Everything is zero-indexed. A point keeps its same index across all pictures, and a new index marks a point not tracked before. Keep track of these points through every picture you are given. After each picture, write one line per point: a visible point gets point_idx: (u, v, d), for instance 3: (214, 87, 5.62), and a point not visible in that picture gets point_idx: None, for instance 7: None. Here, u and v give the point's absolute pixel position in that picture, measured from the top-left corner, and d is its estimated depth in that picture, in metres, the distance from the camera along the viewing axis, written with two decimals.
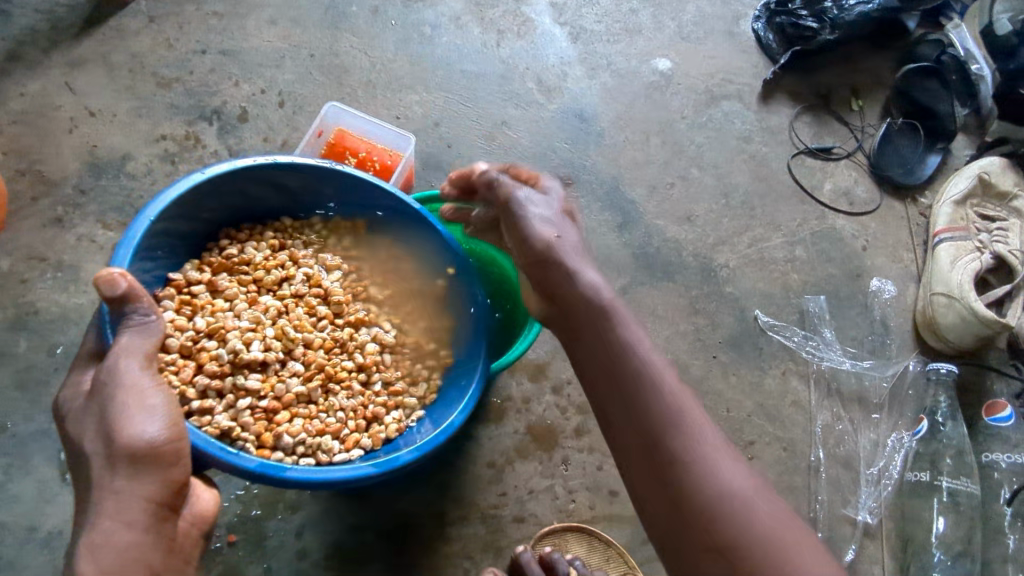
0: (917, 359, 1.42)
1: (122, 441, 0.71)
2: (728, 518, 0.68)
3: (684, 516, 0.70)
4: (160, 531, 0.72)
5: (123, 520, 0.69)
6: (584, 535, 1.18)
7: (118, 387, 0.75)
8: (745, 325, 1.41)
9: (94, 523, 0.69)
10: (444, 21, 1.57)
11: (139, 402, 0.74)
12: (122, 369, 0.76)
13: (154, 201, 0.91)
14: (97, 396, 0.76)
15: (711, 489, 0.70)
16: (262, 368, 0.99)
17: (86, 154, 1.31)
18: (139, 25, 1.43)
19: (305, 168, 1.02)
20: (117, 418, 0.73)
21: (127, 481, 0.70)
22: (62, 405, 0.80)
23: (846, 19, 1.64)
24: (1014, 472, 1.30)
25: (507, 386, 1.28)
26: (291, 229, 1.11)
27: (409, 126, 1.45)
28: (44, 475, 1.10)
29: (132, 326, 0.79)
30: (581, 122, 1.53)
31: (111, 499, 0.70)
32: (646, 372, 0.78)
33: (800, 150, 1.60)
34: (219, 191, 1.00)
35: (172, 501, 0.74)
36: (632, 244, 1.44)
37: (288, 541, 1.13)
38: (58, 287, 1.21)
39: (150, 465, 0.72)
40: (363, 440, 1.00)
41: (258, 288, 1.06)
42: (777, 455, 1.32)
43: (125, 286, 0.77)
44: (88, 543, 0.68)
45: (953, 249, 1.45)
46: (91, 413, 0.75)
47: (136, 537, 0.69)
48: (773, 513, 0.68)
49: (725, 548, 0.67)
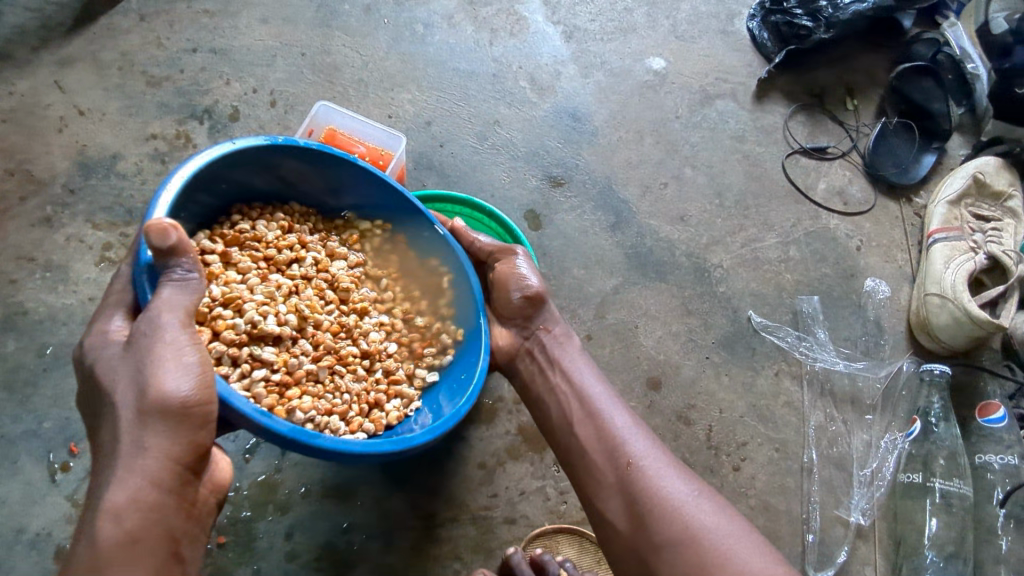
0: (911, 359, 1.42)
1: (153, 397, 0.66)
2: (680, 516, 0.83)
3: (643, 517, 0.86)
4: (182, 493, 0.69)
5: (150, 477, 0.65)
6: (574, 535, 1.18)
7: (156, 341, 0.69)
8: (737, 326, 1.40)
9: (118, 478, 0.65)
10: (437, 20, 1.57)
11: (175, 359, 0.69)
12: (162, 322, 0.70)
13: (185, 163, 0.84)
14: (131, 347, 0.70)
15: (665, 495, 0.86)
16: (275, 342, 0.94)
17: (76, 153, 1.30)
18: (129, 23, 1.42)
19: (330, 159, 1.00)
20: (151, 373, 0.68)
21: (158, 437, 0.66)
22: (86, 350, 0.74)
23: (841, 17, 1.62)
24: (1008, 474, 1.29)
25: (498, 386, 1.27)
26: (296, 216, 1.06)
27: (400, 125, 1.44)
28: (31, 476, 1.09)
29: (175, 280, 0.72)
30: (574, 122, 1.53)
31: (138, 455, 0.65)
32: (599, 402, 0.99)
33: (794, 149, 1.59)
34: (238, 167, 0.94)
35: (194, 465, 0.70)
36: (625, 244, 1.43)
37: (277, 543, 1.12)
38: (47, 287, 1.21)
39: (179, 425, 0.67)
40: (366, 424, 0.97)
41: (268, 266, 0.99)
42: (769, 456, 1.32)
43: (176, 239, 0.70)
44: (109, 498, 0.64)
45: (947, 249, 1.44)
46: (121, 363, 0.70)
47: (160, 497, 0.66)
48: (715, 507, 0.85)
49: (676, 537, 0.82)
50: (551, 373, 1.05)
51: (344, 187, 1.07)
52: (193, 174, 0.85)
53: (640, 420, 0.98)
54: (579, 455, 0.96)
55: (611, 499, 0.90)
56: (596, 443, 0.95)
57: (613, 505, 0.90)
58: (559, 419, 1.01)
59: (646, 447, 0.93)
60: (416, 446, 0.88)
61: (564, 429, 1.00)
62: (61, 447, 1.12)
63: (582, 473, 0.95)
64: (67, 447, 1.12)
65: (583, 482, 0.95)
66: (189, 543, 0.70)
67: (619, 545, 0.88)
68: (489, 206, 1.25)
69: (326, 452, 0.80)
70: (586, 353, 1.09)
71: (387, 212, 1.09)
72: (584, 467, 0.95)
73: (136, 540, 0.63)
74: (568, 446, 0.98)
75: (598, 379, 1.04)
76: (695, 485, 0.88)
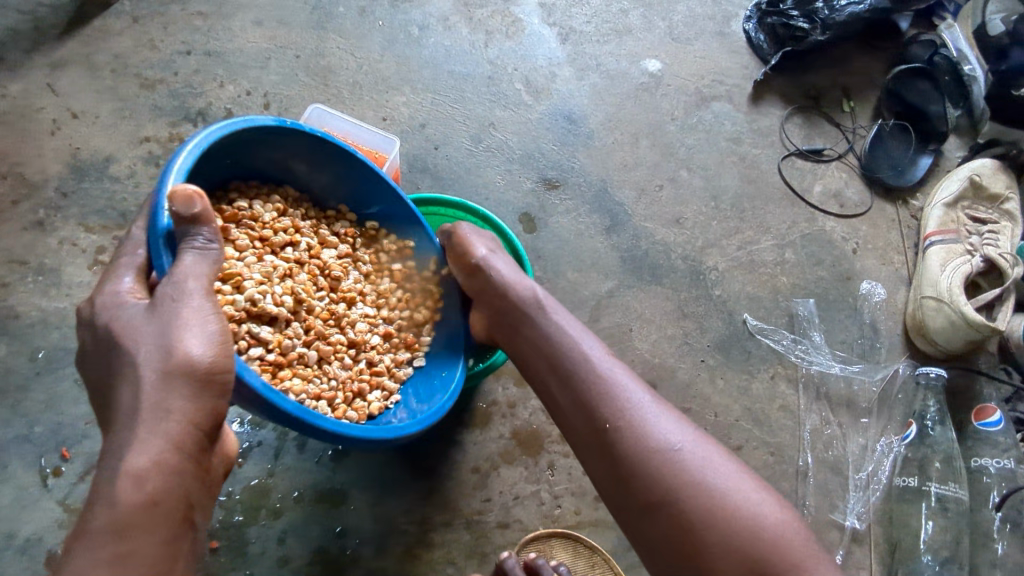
0: (906, 362, 1.41)
1: (180, 361, 0.66)
2: (666, 476, 0.80)
3: (628, 479, 0.82)
4: (199, 460, 0.68)
5: (172, 441, 0.64)
6: (568, 541, 1.16)
7: (182, 305, 0.69)
8: (733, 329, 1.40)
9: (137, 440, 0.63)
10: (432, 22, 1.56)
11: (199, 324, 0.68)
12: (187, 286, 0.70)
13: (198, 132, 0.83)
14: (153, 308, 0.69)
15: (648, 454, 0.82)
16: (271, 322, 0.94)
17: (68, 156, 1.29)
18: (123, 25, 1.42)
19: (337, 149, 1.00)
20: (176, 338, 0.67)
21: (182, 401, 0.66)
22: (96, 310, 0.72)
23: (837, 19, 1.62)
24: (1003, 477, 1.28)
25: (493, 390, 1.27)
26: (290, 200, 1.05)
27: (395, 127, 1.44)
28: (23, 481, 1.09)
29: (197, 247, 0.73)
30: (569, 124, 1.52)
31: (161, 419, 0.64)
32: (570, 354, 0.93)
33: (790, 151, 1.59)
34: (239, 145, 0.93)
35: (211, 432, 0.69)
36: (619, 247, 1.43)
37: (270, 548, 1.12)
38: (40, 290, 1.20)
39: (201, 390, 0.67)
40: (349, 413, 0.97)
41: (264, 247, 0.98)
42: (765, 460, 1.31)
43: (201, 207, 0.72)
44: (130, 460, 0.63)
45: (943, 252, 1.44)
46: (140, 323, 0.69)
47: (180, 462, 0.65)
48: (698, 458, 0.81)
49: (663, 497, 0.79)
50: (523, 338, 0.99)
51: (339, 179, 1.07)
52: (206, 144, 0.83)
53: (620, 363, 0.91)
54: (562, 417, 0.92)
55: (595, 459, 0.87)
56: (574, 402, 0.89)
57: (597, 465, 0.87)
58: (538, 380, 0.96)
59: (627, 398, 0.87)
60: (406, 435, 0.90)
61: (544, 390, 0.95)
62: (53, 451, 1.11)
63: (567, 433, 0.92)
64: (59, 452, 1.11)
65: (568, 440, 0.92)
66: (200, 510, 0.69)
67: (612, 503, 0.86)
68: (484, 211, 1.24)
69: (325, 434, 0.81)
70: (557, 304, 1.00)
71: (380, 212, 1.10)
72: (569, 430, 0.91)
73: (156, 503, 0.63)
74: (551, 408, 0.94)
75: (573, 329, 0.96)
76: (682, 434, 0.83)
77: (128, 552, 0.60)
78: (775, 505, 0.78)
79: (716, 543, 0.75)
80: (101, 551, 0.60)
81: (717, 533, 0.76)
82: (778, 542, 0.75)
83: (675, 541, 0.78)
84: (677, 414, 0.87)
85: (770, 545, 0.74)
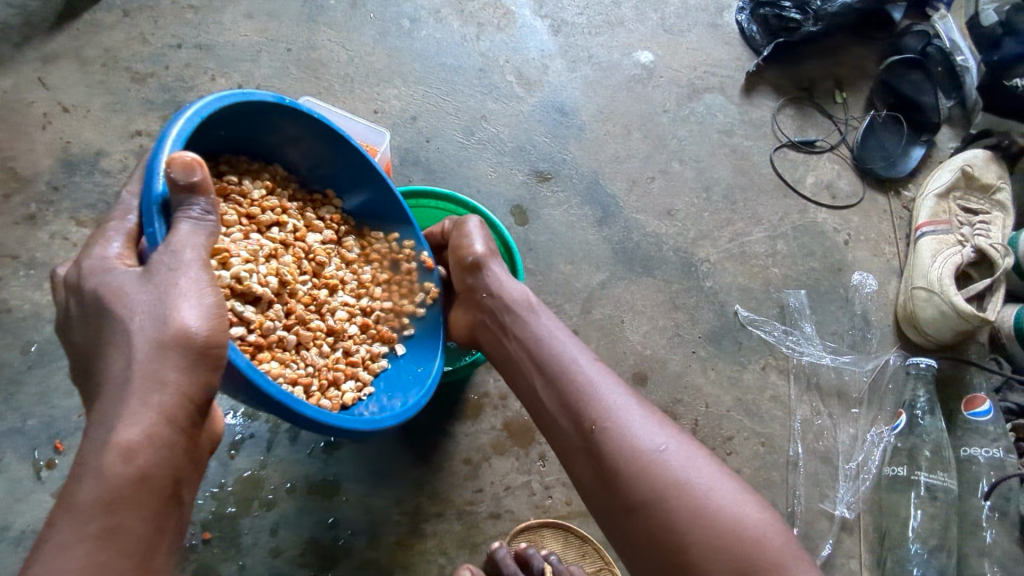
0: (897, 353, 1.42)
1: (176, 331, 0.66)
2: (651, 476, 0.80)
3: (613, 479, 0.83)
4: (190, 435, 0.68)
5: (165, 416, 0.65)
6: (560, 530, 1.18)
7: (178, 274, 0.69)
8: (724, 320, 1.41)
9: (128, 411, 0.63)
10: (423, 14, 1.56)
11: (197, 294, 0.69)
12: (184, 253, 0.71)
13: (196, 101, 0.83)
14: (147, 275, 0.69)
15: (634, 453, 0.82)
16: (254, 302, 0.94)
17: (60, 150, 1.30)
18: (113, 19, 1.42)
19: (330, 133, 1.01)
20: (171, 308, 0.67)
21: (178, 373, 0.65)
22: (83, 274, 0.72)
23: (829, 10, 1.62)
24: (992, 466, 1.29)
25: (484, 382, 1.28)
26: (278, 179, 1.05)
27: (387, 120, 1.44)
28: (16, 473, 1.10)
29: (193, 217, 0.74)
30: (561, 116, 1.52)
31: (154, 390, 0.64)
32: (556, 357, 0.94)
33: (782, 143, 1.59)
34: (236, 117, 0.93)
35: (202, 407, 0.69)
36: (611, 239, 1.43)
37: (263, 538, 1.12)
38: (33, 284, 1.21)
39: (197, 361, 0.67)
40: (323, 401, 0.98)
41: (251, 225, 0.98)
42: (756, 450, 1.32)
43: (200, 176, 0.74)
44: (119, 433, 0.63)
45: (934, 242, 1.45)
46: (132, 288, 0.68)
47: (171, 436, 0.65)
48: (681, 458, 0.82)
49: (647, 497, 0.80)
50: (510, 340, 1.00)
51: (326, 162, 1.07)
52: (204, 113, 0.84)
53: (606, 367, 0.93)
54: (547, 418, 0.92)
55: (580, 460, 0.87)
56: (560, 403, 0.90)
57: (581, 466, 0.87)
58: (523, 382, 0.97)
59: (612, 399, 0.88)
60: (382, 429, 0.92)
61: (529, 392, 0.96)
62: (46, 444, 1.12)
63: (551, 435, 0.92)
64: (52, 444, 1.12)
65: (552, 442, 0.92)
66: (186, 486, 0.69)
67: (595, 503, 0.86)
68: (472, 202, 1.24)
69: (307, 421, 0.82)
70: (545, 308, 1.02)
71: (366, 204, 1.12)
72: (553, 432, 0.91)
73: (146, 478, 0.63)
74: (535, 410, 0.95)
75: (560, 334, 0.98)
76: (666, 436, 0.84)
77: (115, 527, 0.61)
78: (758, 506, 0.79)
79: (698, 543, 0.76)
80: (88, 524, 0.59)
81: (700, 531, 0.76)
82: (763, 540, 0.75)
83: (658, 540, 0.78)
84: (660, 416, 0.88)
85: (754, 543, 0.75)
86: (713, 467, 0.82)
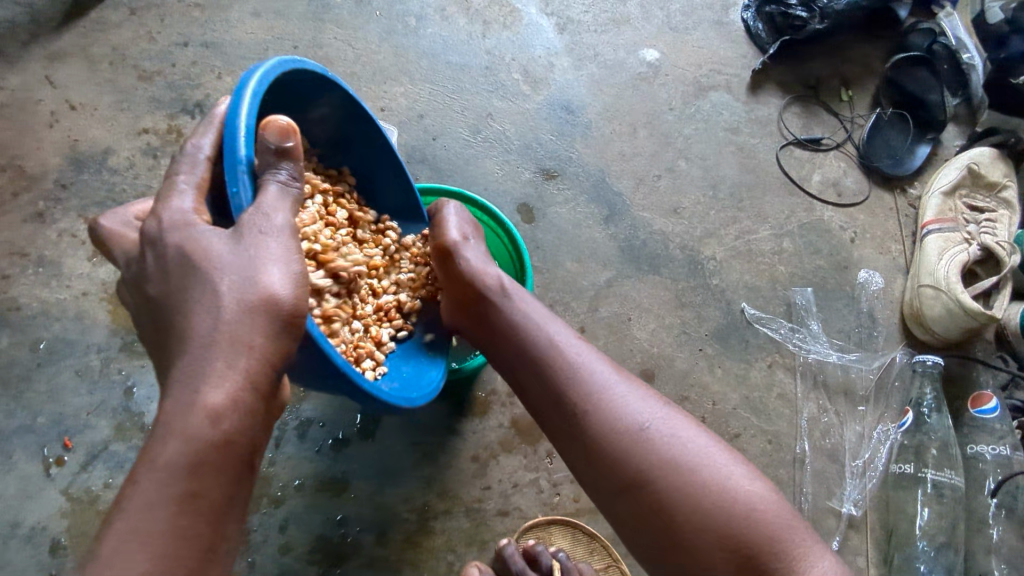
0: (904, 351, 1.42)
1: (264, 294, 0.66)
2: (637, 454, 0.81)
3: (600, 459, 0.83)
4: (267, 402, 0.69)
5: (249, 382, 0.66)
6: (568, 527, 1.19)
7: (269, 238, 0.70)
8: (731, 318, 1.41)
9: (212, 374, 0.64)
10: (429, 12, 1.56)
11: (284, 259, 0.70)
12: (275, 218, 0.72)
13: (265, 62, 0.83)
14: (237, 236, 0.69)
15: (619, 433, 0.83)
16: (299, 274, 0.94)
17: (68, 148, 1.30)
18: (119, 17, 1.42)
19: (366, 118, 1.03)
20: (259, 270, 0.68)
21: (263, 339, 0.66)
22: (163, 228, 0.71)
23: (836, 7, 1.63)
24: (999, 464, 1.29)
25: (492, 379, 1.28)
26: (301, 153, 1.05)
27: (393, 118, 1.44)
28: (26, 470, 1.10)
29: (280, 181, 0.76)
30: (568, 114, 1.52)
31: (240, 353, 0.65)
32: (534, 340, 0.93)
33: (788, 141, 1.59)
34: (284, 88, 0.93)
35: (279, 376, 0.70)
36: (618, 237, 1.43)
37: (272, 535, 1.13)
38: (41, 282, 1.21)
39: (283, 329, 0.68)
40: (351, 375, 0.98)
41: None
42: (763, 448, 1.32)
43: (293, 143, 0.78)
44: (205, 395, 0.63)
45: (940, 240, 1.45)
46: (221, 247, 0.68)
47: (252, 403, 0.66)
48: (664, 433, 0.82)
49: (634, 477, 0.80)
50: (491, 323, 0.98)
51: (352, 142, 1.09)
52: (272, 76, 0.84)
53: (589, 345, 0.92)
54: (532, 401, 0.92)
55: (568, 447, 0.88)
56: (542, 388, 0.90)
57: (569, 447, 0.87)
58: (507, 367, 0.96)
59: (593, 379, 0.87)
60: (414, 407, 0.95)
61: (513, 376, 0.95)
62: (55, 441, 1.12)
63: (539, 417, 0.92)
64: (62, 441, 1.12)
65: (541, 425, 0.92)
66: (261, 454, 0.70)
67: (587, 482, 0.86)
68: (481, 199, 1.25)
69: (363, 395, 0.84)
70: (523, 290, 1.01)
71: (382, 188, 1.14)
72: (540, 416, 0.92)
73: (228, 443, 0.64)
74: (522, 393, 0.94)
75: (539, 315, 0.96)
76: (649, 413, 0.84)
77: (196, 493, 0.62)
78: (746, 479, 0.79)
79: (687, 522, 0.77)
80: (171, 486, 0.61)
81: (688, 508, 0.77)
82: (753, 516, 0.75)
83: (650, 517, 0.79)
84: (645, 389, 0.88)
85: (743, 519, 0.75)
86: (697, 440, 0.82)
